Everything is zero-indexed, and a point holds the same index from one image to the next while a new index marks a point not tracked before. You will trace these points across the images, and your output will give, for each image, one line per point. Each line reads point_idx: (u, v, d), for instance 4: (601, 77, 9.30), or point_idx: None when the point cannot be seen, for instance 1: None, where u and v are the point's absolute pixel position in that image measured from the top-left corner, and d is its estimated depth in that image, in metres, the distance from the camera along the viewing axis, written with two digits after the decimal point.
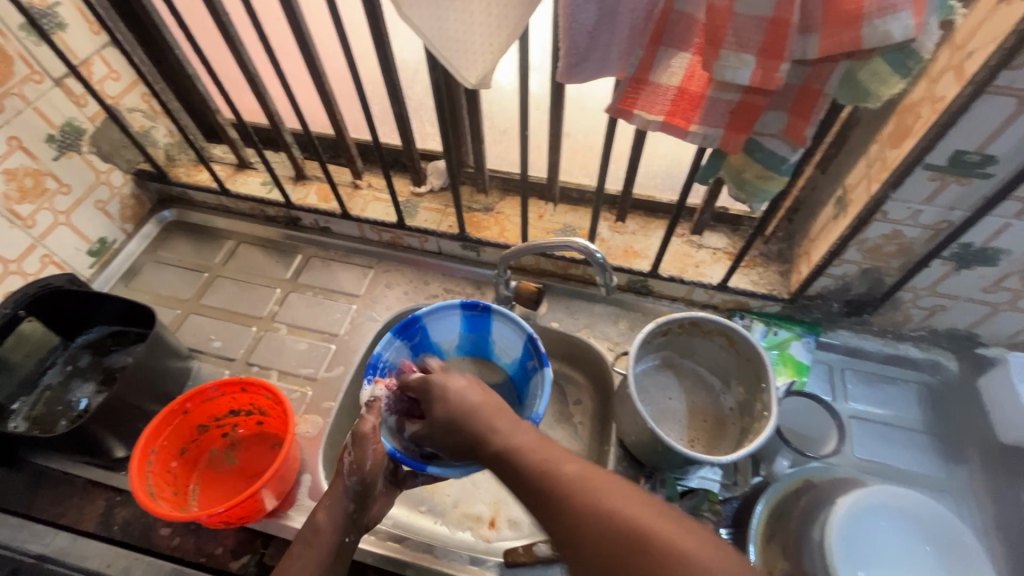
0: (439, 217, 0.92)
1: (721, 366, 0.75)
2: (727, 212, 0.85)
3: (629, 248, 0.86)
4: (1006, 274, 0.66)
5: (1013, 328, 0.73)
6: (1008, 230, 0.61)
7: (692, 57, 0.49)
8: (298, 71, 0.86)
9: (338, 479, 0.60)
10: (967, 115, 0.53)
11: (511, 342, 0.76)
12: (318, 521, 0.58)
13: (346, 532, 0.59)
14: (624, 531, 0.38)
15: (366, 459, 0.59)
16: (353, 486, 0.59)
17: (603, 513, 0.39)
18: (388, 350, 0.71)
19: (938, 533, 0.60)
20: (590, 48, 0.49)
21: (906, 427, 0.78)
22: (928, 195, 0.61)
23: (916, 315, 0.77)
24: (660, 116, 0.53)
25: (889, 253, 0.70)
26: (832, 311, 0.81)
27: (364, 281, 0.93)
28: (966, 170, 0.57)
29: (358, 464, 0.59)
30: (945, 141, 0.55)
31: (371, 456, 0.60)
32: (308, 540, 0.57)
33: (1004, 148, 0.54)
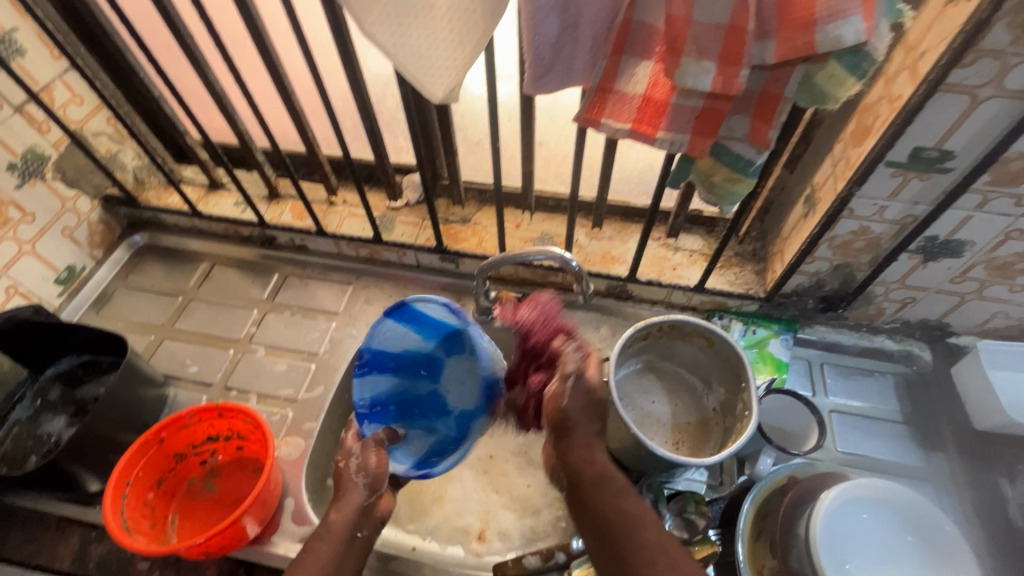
0: (416, 230, 0.91)
1: (702, 367, 0.76)
2: (700, 214, 0.86)
3: (607, 253, 0.87)
4: (971, 264, 0.69)
5: (981, 316, 0.76)
6: (969, 222, 0.63)
7: (655, 65, 0.49)
8: (268, 91, 0.86)
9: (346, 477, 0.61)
10: (923, 114, 0.54)
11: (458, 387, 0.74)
12: (330, 519, 0.57)
13: (358, 528, 0.58)
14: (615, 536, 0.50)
15: (371, 460, 0.62)
16: (363, 483, 0.60)
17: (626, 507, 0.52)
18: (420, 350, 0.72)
19: (918, 521, 0.61)
20: (554, 59, 0.50)
21: (887, 418, 0.79)
22: (892, 191, 0.62)
23: (889, 308, 0.79)
24: (628, 123, 0.54)
25: (858, 248, 0.71)
26: (808, 308, 0.82)
27: (343, 297, 0.92)
28: (925, 165, 0.59)
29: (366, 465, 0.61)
30: (904, 138, 0.56)
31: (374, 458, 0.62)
32: (320, 534, 0.56)
33: (960, 143, 0.56)
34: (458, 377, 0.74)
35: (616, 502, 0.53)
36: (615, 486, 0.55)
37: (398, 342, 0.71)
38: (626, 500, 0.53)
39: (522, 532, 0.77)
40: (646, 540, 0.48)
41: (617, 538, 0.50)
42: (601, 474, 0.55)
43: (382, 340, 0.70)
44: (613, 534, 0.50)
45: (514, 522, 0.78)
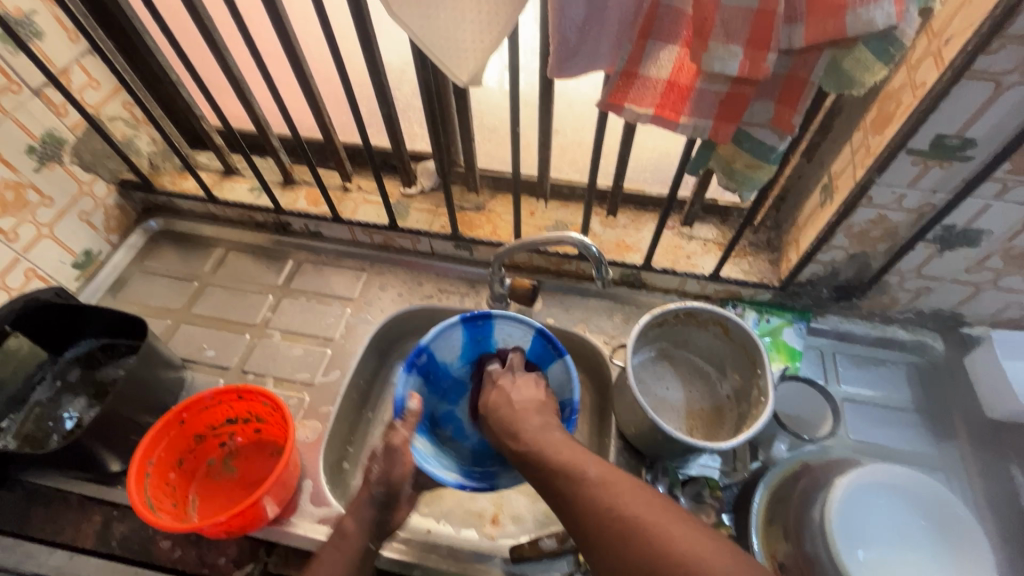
0: (431, 217, 0.92)
1: (717, 355, 0.77)
2: (716, 203, 0.86)
3: (622, 241, 0.87)
4: (988, 254, 0.69)
5: (995, 307, 0.77)
6: (988, 211, 0.63)
7: (681, 50, 0.49)
8: (285, 77, 0.86)
9: (363, 489, 0.66)
10: (947, 101, 0.54)
11: (515, 339, 0.79)
12: (346, 526, 0.64)
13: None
14: (551, 484, 0.54)
15: (394, 471, 0.67)
16: (378, 496, 0.66)
17: (550, 459, 0.56)
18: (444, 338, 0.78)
19: (930, 505, 0.62)
20: (580, 43, 0.49)
21: (899, 407, 0.80)
22: (911, 179, 0.62)
23: (903, 298, 0.79)
24: (650, 109, 0.54)
25: (875, 237, 0.71)
26: (822, 297, 0.83)
27: (358, 284, 0.93)
28: (947, 153, 0.59)
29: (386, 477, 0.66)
30: (927, 125, 0.56)
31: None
32: (337, 543, 0.63)
33: (982, 131, 0.56)
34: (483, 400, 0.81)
35: (547, 455, 0.57)
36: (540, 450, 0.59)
37: (449, 351, 0.79)
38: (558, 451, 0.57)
39: (536, 516, 0.78)
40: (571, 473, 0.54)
41: (553, 485, 0.54)
42: (533, 435, 0.61)
43: (436, 344, 0.77)
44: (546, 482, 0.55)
45: (527, 506, 0.79)
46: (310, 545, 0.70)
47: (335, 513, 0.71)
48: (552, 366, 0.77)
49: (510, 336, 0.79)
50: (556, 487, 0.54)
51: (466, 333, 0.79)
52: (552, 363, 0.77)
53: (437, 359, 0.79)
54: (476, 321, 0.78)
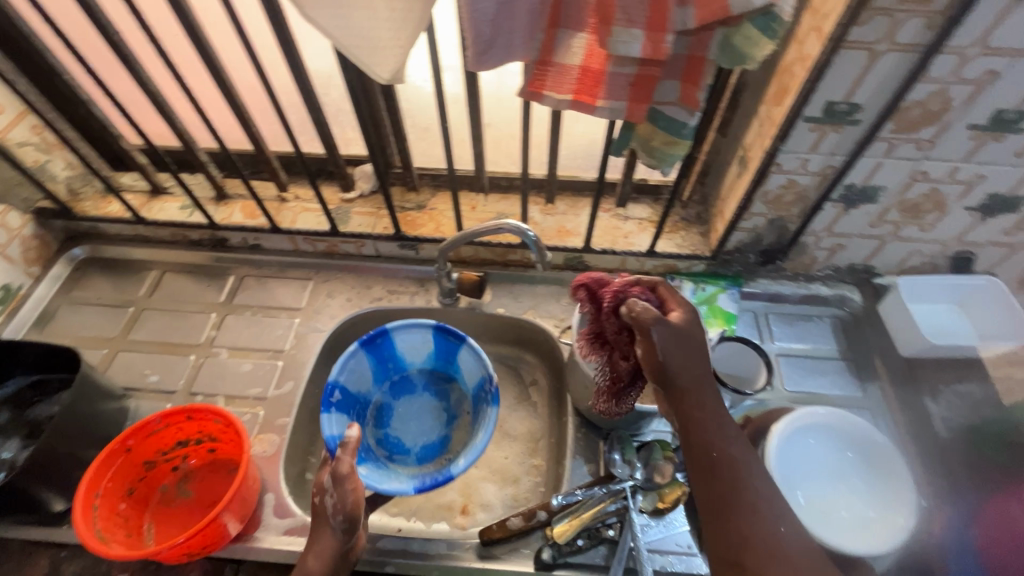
0: (373, 220, 0.92)
1: None
2: (646, 182, 0.90)
3: (562, 227, 0.90)
4: (886, 208, 0.76)
5: (899, 256, 0.84)
6: (880, 169, 0.70)
7: (590, 37, 0.52)
8: (208, 90, 0.84)
9: (322, 520, 0.60)
10: (830, 70, 0.59)
11: (419, 346, 0.83)
12: (308, 566, 0.58)
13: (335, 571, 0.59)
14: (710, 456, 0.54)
15: (348, 497, 0.61)
16: (340, 524, 0.60)
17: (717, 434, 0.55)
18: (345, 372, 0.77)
19: (854, 437, 0.68)
20: (494, 36, 0.52)
21: (827, 356, 0.87)
22: (812, 145, 0.68)
23: (821, 256, 0.86)
24: (569, 94, 0.56)
25: (788, 201, 0.77)
26: (750, 262, 0.88)
27: (304, 294, 0.92)
28: (838, 118, 0.65)
29: (342, 505, 0.60)
30: (817, 94, 0.62)
31: (352, 494, 0.61)
32: None
33: (865, 96, 0.62)
34: (410, 414, 0.84)
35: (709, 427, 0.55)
36: (718, 424, 0.55)
37: (361, 380, 0.80)
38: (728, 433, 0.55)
39: (504, 501, 0.80)
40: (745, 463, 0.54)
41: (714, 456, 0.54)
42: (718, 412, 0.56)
43: (345, 373, 0.78)
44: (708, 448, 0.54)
45: (495, 493, 0.81)
46: (278, 558, 0.69)
47: (300, 522, 0.71)
48: (461, 354, 0.82)
49: (413, 344, 0.83)
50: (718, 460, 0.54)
51: (371, 358, 0.81)
52: (459, 353, 0.82)
53: (353, 389, 0.79)
54: (374, 340, 0.80)
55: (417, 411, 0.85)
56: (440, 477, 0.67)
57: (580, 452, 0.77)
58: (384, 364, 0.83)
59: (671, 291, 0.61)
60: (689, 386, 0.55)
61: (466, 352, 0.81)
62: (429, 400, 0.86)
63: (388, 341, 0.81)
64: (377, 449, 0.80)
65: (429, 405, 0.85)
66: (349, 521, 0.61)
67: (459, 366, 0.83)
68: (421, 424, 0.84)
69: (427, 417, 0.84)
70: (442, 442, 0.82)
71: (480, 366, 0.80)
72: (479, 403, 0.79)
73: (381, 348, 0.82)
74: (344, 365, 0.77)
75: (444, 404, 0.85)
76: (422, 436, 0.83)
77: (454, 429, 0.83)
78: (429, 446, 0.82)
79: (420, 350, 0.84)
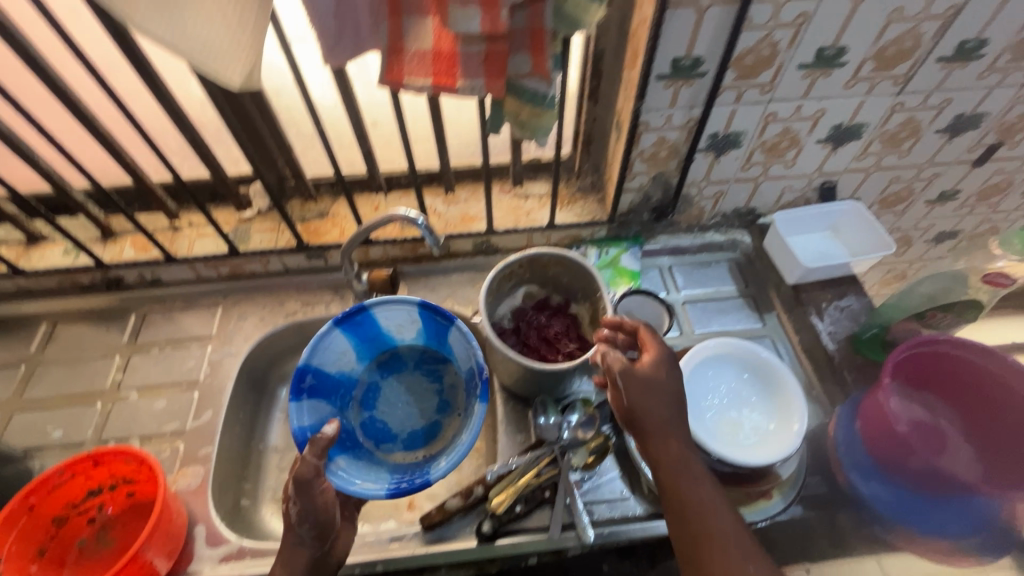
0: (274, 235, 0.90)
1: (569, 288, 0.84)
2: (540, 160, 0.93)
3: (465, 214, 0.92)
4: (750, 150, 0.83)
5: (774, 194, 0.92)
6: (735, 115, 0.77)
7: (433, 20, 0.55)
8: (70, 125, 0.80)
9: (289, 532, 0.60)
10: (667, 28, 0.64)
11: (403, 322, 0.83)
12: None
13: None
14: (672, 497, 0.58)
15: (317, 502, 0.61)
16: (309, 532, 0.60)
17: (684, 479, 0.58)
18: (328, 346, 0.78)
19: (746, 360, 0.74)
20: (341, 29, 0.55)
21: (728, 296, 0.93)
22: (670, 100, 0.73)
23: (707, 205, 0.93)
24: (428, 78, 0.58)
25: (665, 157, 0.82)
26: (646, 221, 0.94)
27: (214, 320, 0.90)
28: (686, 73, 0.70)
29: (308, 512, 0.60)
30: (661, 51, 0.67)
31: (319, 498, 0.61)
32: None
33: (704, 48, 0.67)
34: (396, 397, 0.86)
35: (677, 472, 0.59)
36: (691, 470, 0.59)
37: (343, 359, 0.82)
38: (692, 470, 0.59)
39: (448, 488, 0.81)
40: (708, 502, 0.57)
41: (675, 498, 0.58)
42: (681, 452, 0.60)
43: (321, 356, 0.78)
44: (671, 489, 0.58)
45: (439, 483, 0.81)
46: None
47: (236, 547, 0.69)
48: (449, 334, 0.81)
49: (399, 324, 0.84)
50: (682, 501, 0.58)
51: (352, 336, 0.81)
52: (448, 334, 0.81)
53: (330, 370, 0.80)
54: (353, 318, 0.79)
55: (405, 392, 0.86)
56: (417, 483, 0.67)
57: (511, 426, 0.79)
58: (370, 343, 0.84)
59: (651, 336, 0.65)
60: (656, 430, 0.60)
61: (455, 333, 0.80)
62: (418, 377, 0.87)
63: (370, 314, 0.80)
64: (359, 434, 0.81)
65: (417, 385, 0.87)
66: (318, 528, 0.61)
67: (451, 348, 0.83)
68: (409, 408, 0.85)
69: (415, 399, 0.86)
70: (431, 429, 0.84)
71: (467, 349, 0.79)
72: (469, 391, 0.79)
73: (361, 327, 0.81)
74: (319, 347, 0.76)
75: (435, 386, 0.87)
76: (408, 422, 0.84)
77: (444, 414, 0.85)
78: (417, 432, 0.83)
79: (409, 328, 0.85)
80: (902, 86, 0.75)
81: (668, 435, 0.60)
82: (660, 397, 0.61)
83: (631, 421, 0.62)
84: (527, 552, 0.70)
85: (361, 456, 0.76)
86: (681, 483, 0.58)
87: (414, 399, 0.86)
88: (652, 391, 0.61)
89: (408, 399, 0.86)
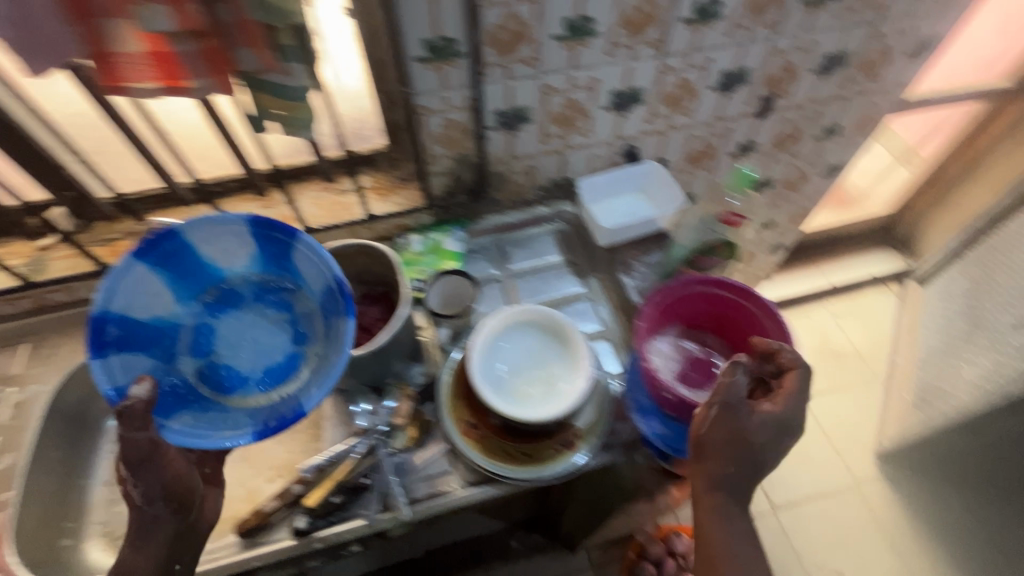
0: (77, 263, 0.86)
1: (381, 276, 0.83)
2: (358, 152, 0.90)
3: (283, 216, 0.92)
4: (542, 123, 0.86)
5: (584, 162, 0.96)
6: (512, 91, 0.79)
7: (130, 21, 0.53)
8: None
9: (131, 511, 0.59)
10: (406, 11, 0.66)
11: (229, 244, 0.67)
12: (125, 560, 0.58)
13: (176, 549, 0.63)
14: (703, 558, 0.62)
15: (163, 476, 0.58)
16: (165, 510, 0.60)
17: (710, 527, 0.62)
18: (135, 284, 0.63)
19: (545, 324, 0.77)
20: (34, 43, 0.53)
21: (555, 266, 0.94)
22: (441, 82, 0.75)
23: (523, 180, 0.96)
24: (154, 81, 0.58)
25: (460, 138, 0.84)
26: (468, 202, 0.96)
27: (19, 357, 0.86)
28: (444, 54, 0.72)
29: (150, 491, 0.58)
30: (410, 35, 0.68)
31: (163, 475, 0.58)
32: (135, 551, 0.58)
33: (452, 29, 0.69)
34: (235, 339, 0.70)
35: (705, 485, 0.62)
36: (731, 504, 0.62)
37: (155, 299, 0.65)
38: (723, 556, 0.61)
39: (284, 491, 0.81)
40: (716, 559, 0.61)
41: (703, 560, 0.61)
42: (712, 533, 0.62)
43: (126, 297, 0.62)
44: (708, 541, 0.61)
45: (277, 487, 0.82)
46: None
47: None
48: (293, 254, 0.67)
49: (224, 248, 0.67)
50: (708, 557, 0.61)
51: (164, 268, 0.64)
52: (287, 251, 0.67)
53: (138, 317, 0.64)
54: (158, 247, 0.63)
55: (247, 327, 0.70)
56: (289, 417, 0.60)
57: (337, 419, 0.80)
58: (189, 277, 0.67)
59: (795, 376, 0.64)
60: (707, 476, 0.62)
61: (300, 250, 0.67)
62: (261, 310, 0.70)
63: (182, 238, 0.64)
64: (197, 386, 0.66)
65: (264, 316, 0.70)
66: (176, 501, 0.61)
67: (299, 270, 0.68)
68: (259, 341, 0.69)
69: (260, 333, 0.70)
70: (291, 364, 0.68)
71: (320, 263, 0.66)
72: (331, 314, 0.67)
73: (175, 256, 0.65)
74: (116, 288, 0.61)
75: (283, 314, 0.70)
76: (260, 362, 0.68)
77: (303, 345, 0.69)
78: (273, 369, 0.68)
79: (238, 251, 0.68)
80: (660, 49, 0.81)
81: (714, 466, 0.62)
82: (734, 443, 0.61)
83: (708, 450, 0.62)
84: (349, 537, 0.71)
85: (208, 407, 0.64)
86: (710, 526, 0.62)
87: (272, 328, 0.70)
88: (725, 437, 0.61)
89: (259, 334, 0.70)
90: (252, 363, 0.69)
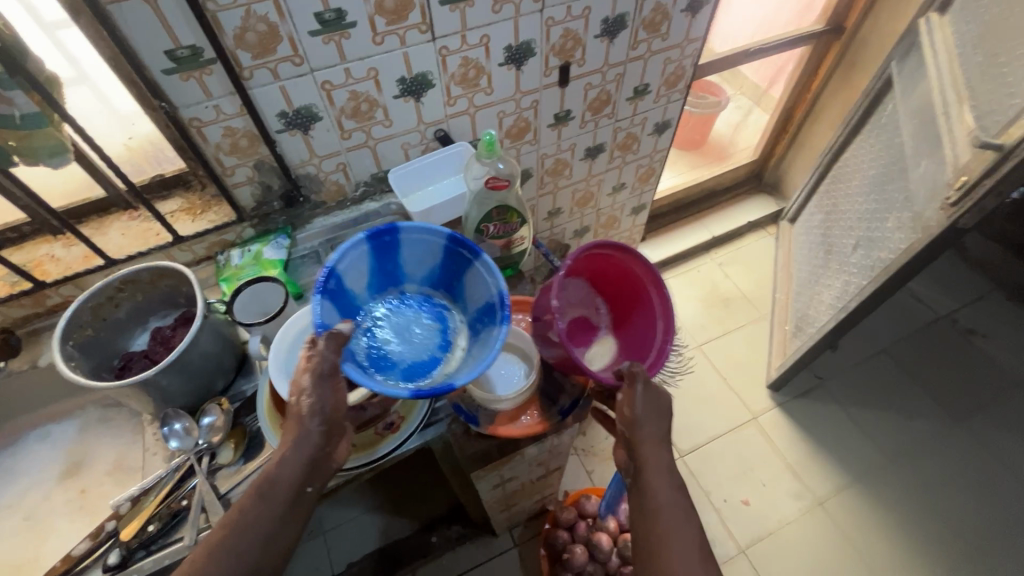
0: None
1: (185, 293, 0.83)
2: (163, 177, 0.91)
3: (89, 252, 0.89)
4: (335, 119, 0.87)
5: (399, 152, 0.98)
6: (286, 91, 0.80)
7: None
8: None
9: (296, 420, 0.63)
10: (129, 24, 0.65)
11: (425, 254, 0.78)
12: (275, 475, 0.61)
13: (307, 481, 0.63)
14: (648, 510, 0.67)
15: (326, 398, 0.63)
16: (317, 426, 0.63)
17: (652, 481, 0.68)
18: (342, 262, 0.70)
19: None
20: None
21: None
22: (202, 92, 0.74)
23: (340, 178, 0.96)
24: None
25: (249, 145, 0.84)
26: (290, 209, 0.96)
27: None
28: (192, 62, 0.71)
29: (320, 403, 0.62)
30: (144, 48, 0.67)
31: (331, 394, 0.63)
32: (262, 491, 0.61)
33: (189, 37, 0.68)
34: (396, 326, 0.76)
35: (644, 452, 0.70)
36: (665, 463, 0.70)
37: (358, 278, 0.74)
38: (665, 507, 0.67)
39: None
40: (664, 509, 0.66)
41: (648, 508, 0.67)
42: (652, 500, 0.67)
43: (347, 264, 0.71)
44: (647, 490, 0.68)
45: None
46: None
47: None
48: (471, 270, 0.77)
49: (420, 255, 0.78)
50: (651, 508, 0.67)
51: (371, 258, 0.74)
52: (467, 268, 0.77)
53: (347, 284, 0.72)
54: (383, 236, 0.74)
55: (406, 325, 0.77)
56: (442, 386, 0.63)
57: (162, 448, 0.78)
58: (383, 273, 0.78)
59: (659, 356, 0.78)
60: (646, 439, 0.70)
61: (478, 268, 0.75)
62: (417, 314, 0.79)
63: (398, 234, 0.75)
64: (361, 357, 0.70)
65: (422, 318, 0.78)
66: (327, 424, 0.64)
67: (465, 289, 0.79)
68: (416, 336, 0.76)
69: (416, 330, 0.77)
70: (434, 361, 0.73)
71: (486, 283, 0.75)
72: (485, 318, 0.75)
73: (387, 250, 0.76)
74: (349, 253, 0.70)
75: (438, 324, 0.78)
76: (410, 353, 0.74)
77: (448, 351, 0.75)
78: (418, 360, 0.73)
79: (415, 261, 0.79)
80: (431, 33, 0.83)
81: (651, 437, 0.71)
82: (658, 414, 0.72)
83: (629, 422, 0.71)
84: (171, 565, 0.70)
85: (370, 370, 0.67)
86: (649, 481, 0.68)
87: (409, 327, 0.77)
88: (652, 407, 0.72)
89: (409, 327, 0.77)
90: (399, 354, 0.73)
